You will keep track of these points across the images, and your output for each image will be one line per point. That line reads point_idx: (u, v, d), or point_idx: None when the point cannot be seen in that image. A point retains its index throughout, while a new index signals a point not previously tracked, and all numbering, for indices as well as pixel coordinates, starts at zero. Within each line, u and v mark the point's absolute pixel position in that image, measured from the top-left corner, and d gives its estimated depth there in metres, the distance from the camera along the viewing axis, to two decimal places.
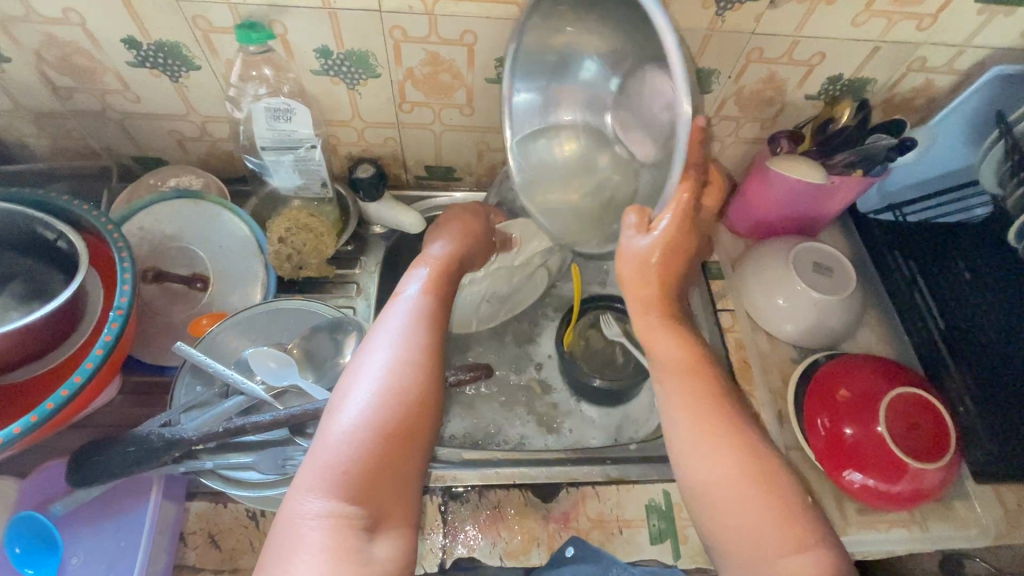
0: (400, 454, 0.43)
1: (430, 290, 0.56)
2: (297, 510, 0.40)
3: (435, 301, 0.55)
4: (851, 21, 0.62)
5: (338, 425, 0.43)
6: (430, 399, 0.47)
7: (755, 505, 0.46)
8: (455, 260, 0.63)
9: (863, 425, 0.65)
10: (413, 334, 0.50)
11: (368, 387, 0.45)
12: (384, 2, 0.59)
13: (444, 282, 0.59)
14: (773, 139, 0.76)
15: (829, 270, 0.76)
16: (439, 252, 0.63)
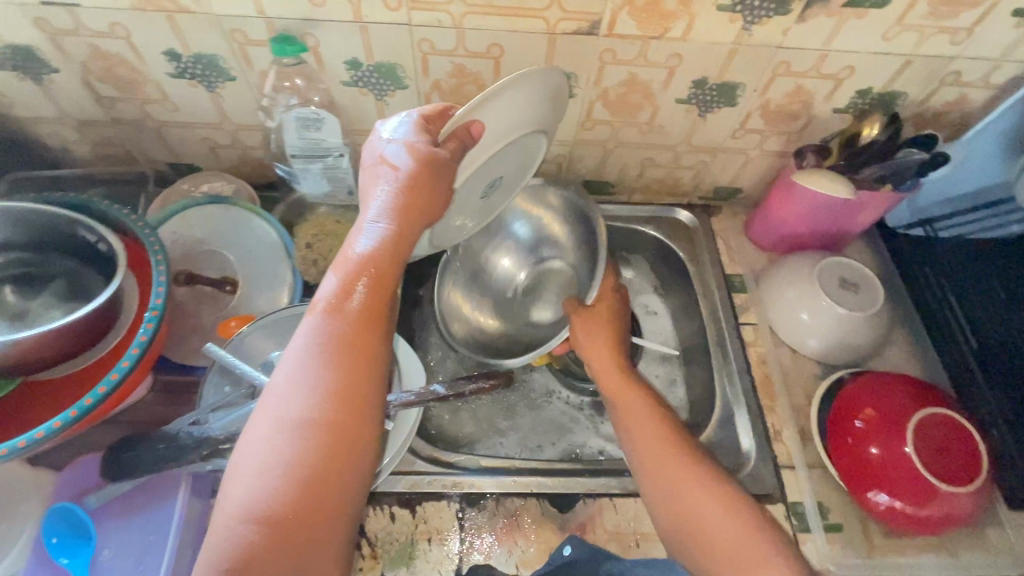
0: (289, 541, 0.39)
1: (336, 316, 0.44)
2: None
3: (351, 323, 0.44)
4: (882, 35, 0.61)
5: (223, 509, 0.40)
6: (324, 473, 0.40)
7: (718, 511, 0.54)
8: (378, 249, 0.46)
9: (888, 444, 0.63)
10: (304, 387, 0.42)
11: (249, 468, 0.40)
12: (414, 16, 0.60)
13: (360, 290, 0.45)
14: (800, 153, 0.76)
15: (856, 286, 0.74)
16: (357, 237, 0.47)
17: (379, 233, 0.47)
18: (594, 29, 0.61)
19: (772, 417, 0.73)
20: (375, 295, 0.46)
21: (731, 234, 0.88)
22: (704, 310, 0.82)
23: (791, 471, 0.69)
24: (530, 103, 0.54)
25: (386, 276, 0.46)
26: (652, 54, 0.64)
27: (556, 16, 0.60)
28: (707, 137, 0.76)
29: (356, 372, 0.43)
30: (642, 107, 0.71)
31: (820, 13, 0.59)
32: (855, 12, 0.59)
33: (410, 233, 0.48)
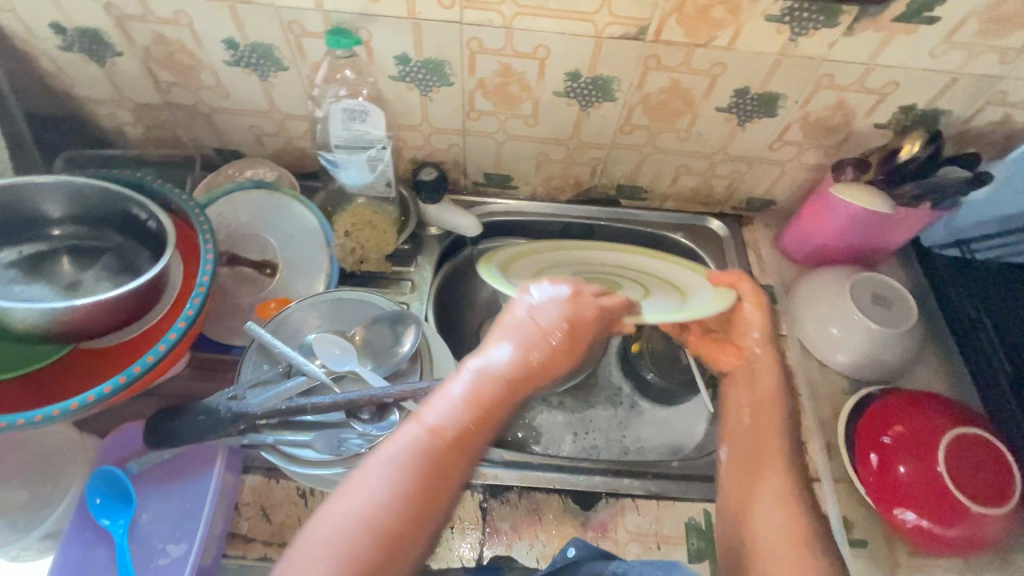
0: None
1: (457, 416, 0.45)
2: None
3: (449, 445, 0.45)
4: (929, 52, 0.61)
5: None
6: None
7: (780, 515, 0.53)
8: (545, 361, 0.50)
9: (918, 463, 0.63)
10: (389, 499, 0.42)
11: (322, 560, 0.39)
12: (466, 15, 0.62)
13: (485, 399, 0.46)
14: (837, 166, 0.75)
15: (887, 304, 0.74)
16: (510, 347, 0.50)
17: (510, 356, 0.49)
18: (641, 34, 0.62)
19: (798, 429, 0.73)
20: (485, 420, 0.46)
21: (762, 245, 0.88)
22: None
23: (816, 484, 0.69)
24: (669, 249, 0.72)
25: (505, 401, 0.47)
26: (697, 62, 0.65)
27: (604, 20, 0.61)
28: (745, 147, 0.77)
29: (439, 489, 0.43)
30: (682, 114, 0.72)
31: (868, 27, 0.59)
32: (904, 27, 0.59)
33: (550, 367, 0.50)
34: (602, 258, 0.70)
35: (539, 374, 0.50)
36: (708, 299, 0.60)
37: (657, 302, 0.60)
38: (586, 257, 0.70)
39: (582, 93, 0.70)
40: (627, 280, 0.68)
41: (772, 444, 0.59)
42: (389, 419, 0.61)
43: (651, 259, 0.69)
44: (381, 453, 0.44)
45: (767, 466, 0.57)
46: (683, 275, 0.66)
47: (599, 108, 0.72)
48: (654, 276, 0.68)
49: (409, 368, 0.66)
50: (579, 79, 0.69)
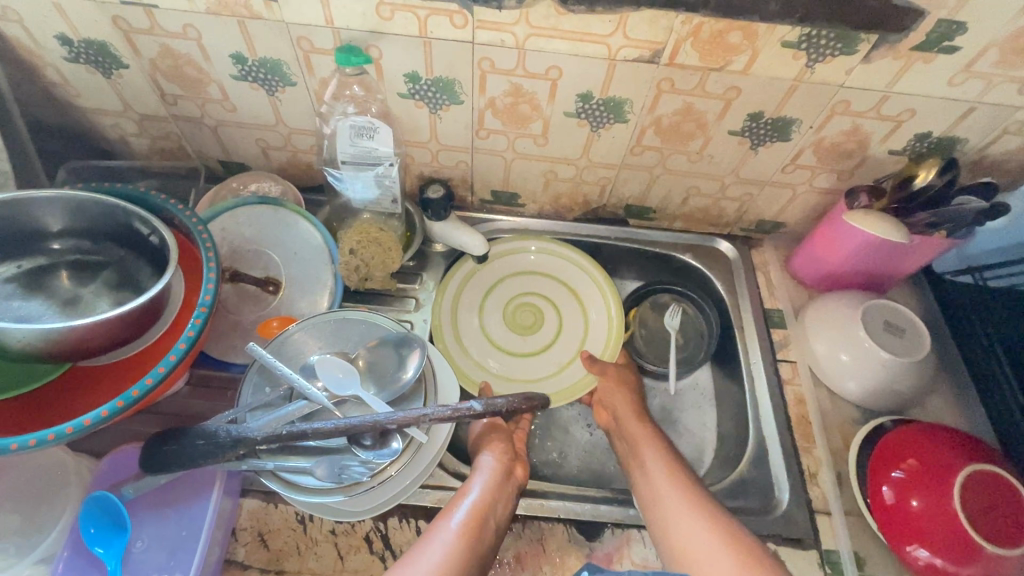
0: None
1: (467, 538, 0.55)
2: None
3: (470, 545, 0.55)
4: (947, 81, 0.60)
5: None
6: None
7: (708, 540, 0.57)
8: (510, 487, 0.63)
9: (931, 498, 0.61)
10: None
11: None
12: (478, 35, 0.61)
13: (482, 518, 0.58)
14: (851, 192, 0.74)
15: (901, 331, 0.73)
16: (485, 475, 0.62)
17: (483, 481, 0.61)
18: (655, 57, 0.61)
19: (807, 458, 0.71)
20: (479, 535, 0.56)
21: (772, 267, 0.87)
22: (740, 343, 0.81)
23: (826, 516, 0.68)
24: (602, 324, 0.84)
25: (486, 516, 0.58)
26: (711, 86, 0.64)
27: (618, 43, 0.60)
28: (757, 169, 0.76)
29: (478, 546, 0.55)
30: (694, 137, 0.71)
31: (886, 55, 0.59)
32: (923, 56, 0.58)
33: (508, 488, 0.62)
34: (532, 265, 0.87)
35: (504, 497, 0.61)
36: (577, 374, 0.80)
37: (555, 350, 0.83)
38: (518, 284, 0.86)
39: (594, 113, 0.69)
40: (549, 301, 0.86)
41: (669, 471, 0.64)
42: (390, 447, 0.60)
43: (566, 290, 0.86)
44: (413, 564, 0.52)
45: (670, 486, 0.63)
46: (591, 305, 0.85)
47: (610, 129, 0.71)
48: (569, 293, 0.86)
49: (413, 392, 0.65)
50: (590, 101, 0.68)
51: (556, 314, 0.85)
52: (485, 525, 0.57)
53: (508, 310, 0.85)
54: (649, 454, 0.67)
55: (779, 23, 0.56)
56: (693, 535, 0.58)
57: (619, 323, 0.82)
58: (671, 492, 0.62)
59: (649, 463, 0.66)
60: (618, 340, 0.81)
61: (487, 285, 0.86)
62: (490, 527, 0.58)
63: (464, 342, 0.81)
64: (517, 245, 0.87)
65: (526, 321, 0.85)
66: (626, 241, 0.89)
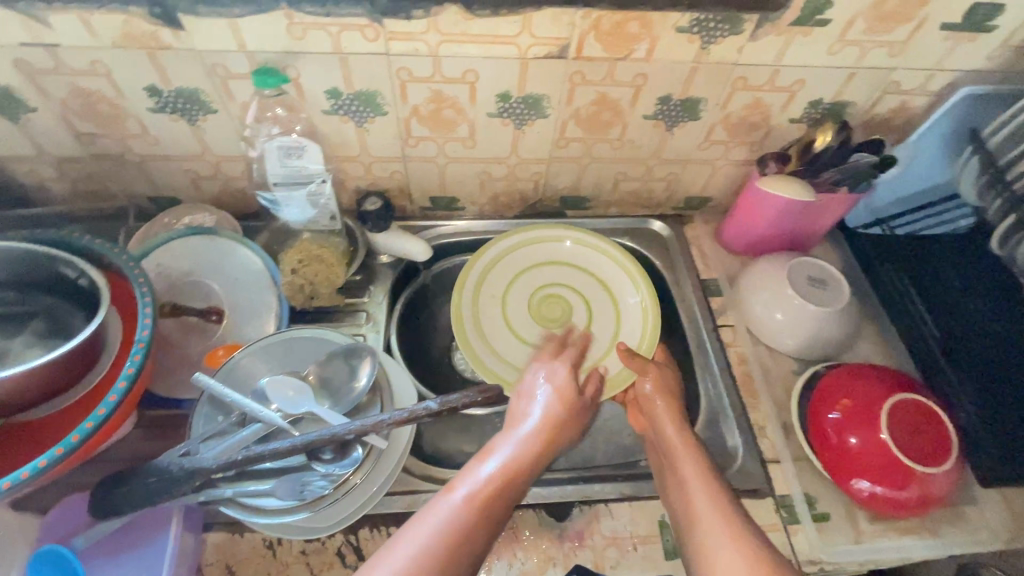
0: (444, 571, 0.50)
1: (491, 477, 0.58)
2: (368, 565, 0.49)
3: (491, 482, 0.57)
4: (827, 50, 0.66)
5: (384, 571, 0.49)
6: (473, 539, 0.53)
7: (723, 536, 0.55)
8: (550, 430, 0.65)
9: (864, 432, 0.66)
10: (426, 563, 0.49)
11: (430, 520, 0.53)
12: (392, 46, 0.63)
13: (513, 467, 0.60)
14: (761, 160, 0.80)
15: (823, 284, 0.78)
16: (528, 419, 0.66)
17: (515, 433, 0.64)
18: (563, 52, 0.65)
19: (755, 414, 0.75)
20: (501, 492, 0.57)
21: (704, 240, 0.91)
22: (683, 314, 0.85)
23: (777, 466, 0.71)
24: (635, 318, 0.81)
25: (496, 507, 0.56)
26: (619, 74, 0.68)
27: (527, 42, 0.64)
28: (676, 150, 0.80)
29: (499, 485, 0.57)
30: (613, 124, 0.75)
31: (770, 32, 0.64)
32: (801, 30, 0.64)
33: (522, 481, 0.59)
34: (560, 255, 0.86)
35: (516, 489, 0.58)
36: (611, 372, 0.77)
37: (586, 344, 0.81)
38: (550, 275, 0.86)
39: (515, 111, 0.72)
40: (576, 294, 0.85)
41: (706, 483, 0.60)
42: (351, 457, 0.60)
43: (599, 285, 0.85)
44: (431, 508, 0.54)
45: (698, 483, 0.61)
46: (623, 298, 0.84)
47: (534, 125, 0.74)
48: (598, 287, 0.85)
49: (369, 401, 0.65)
50: (510, 99, 0.70)
51: (585, 309, 0.84)
52: (492, 516, 0.55)
53: (533, 303, 0.84)
54: (686, 469, 0.62)
55: (671, 10, 0.61)
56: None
57: (654, 309, 0.80)
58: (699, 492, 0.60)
59: (691, 481, 0.61)
60: (655, 333, 0.79)
61: (508, 279, 0.84)
62: (511, 491, 0.58)
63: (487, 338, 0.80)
64: (555, 235, 0.86)
65: (552, 313, 0.83)
66: None
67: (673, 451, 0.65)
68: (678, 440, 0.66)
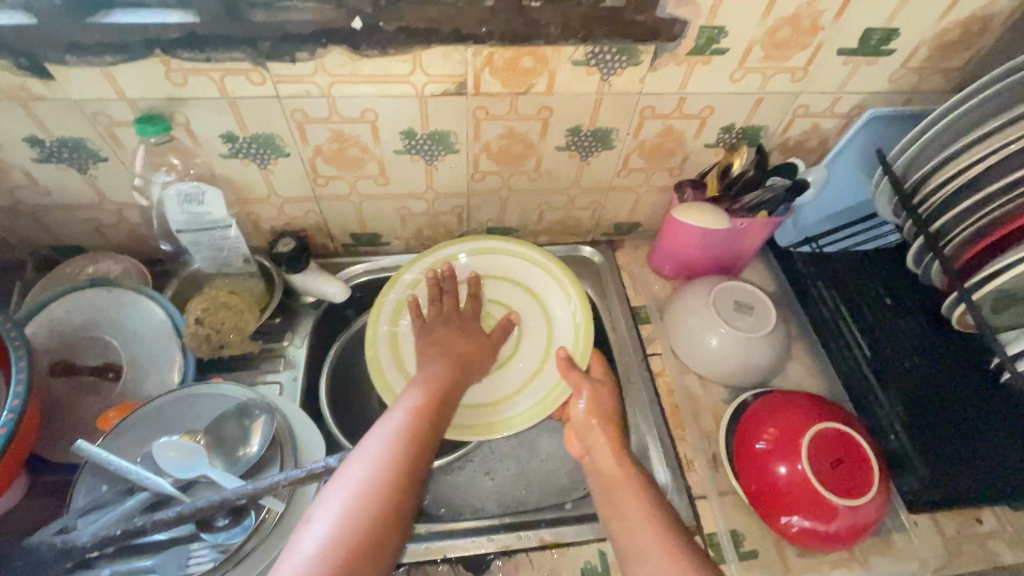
0: (384, 521, 0.47)
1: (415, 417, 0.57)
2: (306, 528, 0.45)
3: (418, 426, 0.56)
4: (729, 77, 0.66)
5: (320, 525, 0.45)
6: (409, 482, 0.51)
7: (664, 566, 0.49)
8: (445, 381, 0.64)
9: (787, 463, 0.65)
10: (354, 518, 0.46)
11: (352, 472, 0.50)
12: (282, 88, 0.61)
13: (434, 409, 0.59)
14: (679, 187, 0.80)
15: (749, 309, 0.77)
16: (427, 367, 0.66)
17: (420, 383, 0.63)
18: (461, 89, 0.63)
19: (684, 447, 0.73)
20: (420, 434, 0.56)
21: (635, 265, 0.90)
22: (614, 344, 0.83)
23: (705, 501, 0.69)
24: (567, 327, 0.79)
25: (418, 442, 0.55)
26: (523, 108, 0.67)
27: (422, 80, 0.62)
28: (596, 178, 0.79)
29: (419, 431, 0.56)
30: (526, 156, 0.74)
31: (669, 62, 0.63)
32: (700, 59, 0.63)
33: (439, 416, 0.60)
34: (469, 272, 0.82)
35: (436, 417, 0.59)
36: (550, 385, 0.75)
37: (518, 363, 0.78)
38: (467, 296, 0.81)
39: (423, 148, 0.70)
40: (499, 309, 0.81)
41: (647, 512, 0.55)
42: (243, 523, 0.57)
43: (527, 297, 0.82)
44: (355, 457, 0.52)
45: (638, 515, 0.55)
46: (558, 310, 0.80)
47: (445, 160, 0.73)
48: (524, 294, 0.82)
49: (270, 457, 0.62)
50: (415, 136, 0.69)
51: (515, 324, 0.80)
52: (418, 440, 0.55)
53: None
54: (631, 504, 0.56)
55: (564, 44, 0.60)
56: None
57: (585, 319, 0.77)
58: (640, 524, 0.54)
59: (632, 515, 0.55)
60: (588, 344, 0.76)
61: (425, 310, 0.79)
62: (434, 430, 0.57)
63: (403, 365, 0.75)
64: (477, 248, 0.82)
65: None
66: None
67: (616, 486, 0.59)
68: (619, 471, 0.60)
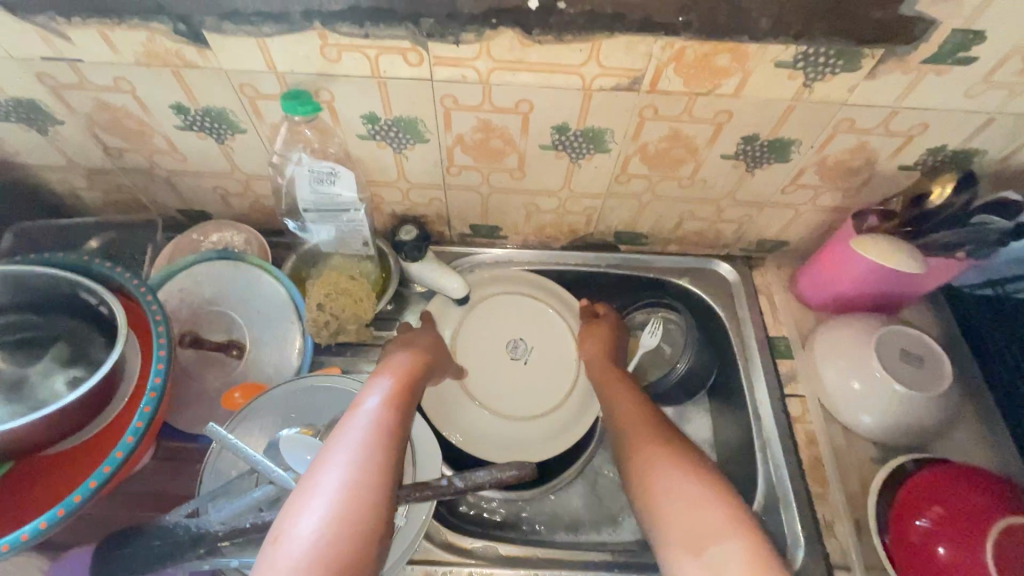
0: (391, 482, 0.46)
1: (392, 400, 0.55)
2: (315, 478, 0.45)
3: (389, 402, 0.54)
4: (964, 92, 0.54)
5: (328, 475, 0.45)
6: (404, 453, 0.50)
7: (689, 483, 0.52)
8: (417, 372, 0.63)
9: (959, 549, 0.56)
10: (354, 502, 0.43)
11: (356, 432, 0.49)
12: (437, 71, 0.55)
13: (405, 392, 0.58)
14: (859, 214, 0.69)
15: (919, 360, 0.67)
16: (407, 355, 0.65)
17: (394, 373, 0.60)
18: (634, 84, 0.55)
19: (822, 506, 0.67)
20: (402, 408, 0.54)
21: (775, 289, 0.81)
22: (745, 377, 0.76)
23: (845, 571, 0.63)
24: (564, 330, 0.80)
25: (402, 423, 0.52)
26: (699, 110, 0.58)
27: (593, 72, 0.54)
28: (755, 192, 0.69)
29: (401, 407, 0.54)
30: (684, 162, 0.65)
31: (894, 69, 0.52)
32: (936, 68, 0.52)
33: (410, 402, 0.57)
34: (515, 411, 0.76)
35: (407, 403, 0.56)
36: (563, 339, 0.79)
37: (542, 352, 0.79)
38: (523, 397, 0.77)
39: (572, 145, 0.63)
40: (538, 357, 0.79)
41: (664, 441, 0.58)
42: None
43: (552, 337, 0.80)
44: (357, 416, 0.51)
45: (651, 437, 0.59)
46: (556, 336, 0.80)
47: (592, 159, 0.65)
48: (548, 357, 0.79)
49: None
50: (567, 132, 0.61)
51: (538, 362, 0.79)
52: (404, 418, 0.53)
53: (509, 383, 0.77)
54: (639, 428, 0.61)
55: (771, 41, 0.50)
56: (673, 495, 0.51)
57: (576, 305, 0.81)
58: (647, 444, 0.58)
59: (641, 428, 0.61)
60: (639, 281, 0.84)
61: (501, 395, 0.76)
62: (409, 405, 0.56)
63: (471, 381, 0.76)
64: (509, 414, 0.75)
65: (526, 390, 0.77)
66: (619, 268, 0.83)
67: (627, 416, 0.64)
68: (636, 414, 0.63)
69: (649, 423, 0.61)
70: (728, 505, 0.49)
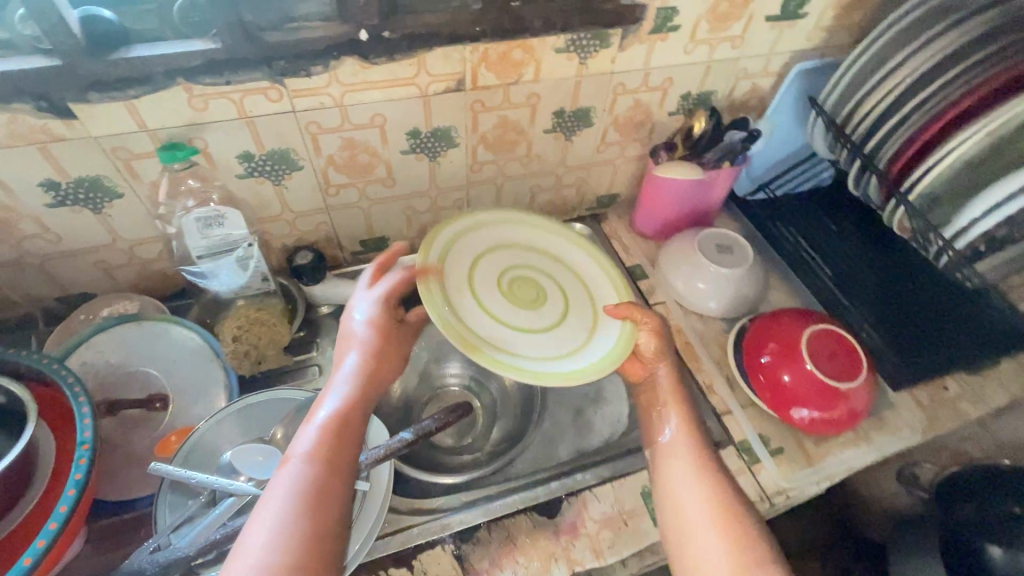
0: (328, 510, 0.50)
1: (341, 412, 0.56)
2: (263, 503, 0.49)
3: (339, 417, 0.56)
4: (683, 50, 0.77)
5: (273, 504, 0.49)
6: (347, 474, 0.53)
7: (714, 520, 0.58)
8: (378, 361, 0.62)
9: (794, 369, 0.75)
10: (291, 540, 0.47)
11: (301, 461, 0.52)
12: (297, 103, 0.65)
13: (360, 395, 0.59)
14: (654, 152, 0.89)
15: (729, 249, 0.88)
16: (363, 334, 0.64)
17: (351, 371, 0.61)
18: (460, 85, 0.70)
19: (701, 375, 0.83)
20: (350, 421, 0.57)
21: (621, 232, 1.00)
22: None
23: (730, 415, 0.79)
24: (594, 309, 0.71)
25: (344, 443, 0.54)
26: (515, 97, 0.74)
27: (426, 81, 0.68)
28: (578, 155, 0.88)
29: (351, 421, 0.56)
30: (518, 142, 0.82)
31: (633, 42, 0.73)
32: (659, 36, 0.74)
33: (363, 410, 0.59)
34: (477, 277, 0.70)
35: (353, 417, 0.57)
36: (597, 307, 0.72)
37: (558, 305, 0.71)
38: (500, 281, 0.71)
39: (427, 145, 0.77)
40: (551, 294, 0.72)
41: (696, 466, 0.63)
42: None
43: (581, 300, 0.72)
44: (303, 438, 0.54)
45: (688, 464, 0.64)
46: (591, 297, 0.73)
47: (447, 155, 0.79)
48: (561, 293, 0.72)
49: None
50: (420, 135, 0.75)
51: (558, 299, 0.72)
52: (353, 431, 0.56)
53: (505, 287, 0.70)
54: (675, 455, 0.65)
55: (547, 34, 0.68)
56: (705, 535, 0.58)
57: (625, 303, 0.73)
58: (690, 476, 0.63)
59: (675, 452, 0.65)
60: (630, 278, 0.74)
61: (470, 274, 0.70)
62: (359, 412, 0.58)
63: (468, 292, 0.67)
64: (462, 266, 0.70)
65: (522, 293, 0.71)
66: None
67: (674, 440, 0.67)
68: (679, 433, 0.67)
69: (686, 444, 0.66)
70: (754, 546, 0.57)
